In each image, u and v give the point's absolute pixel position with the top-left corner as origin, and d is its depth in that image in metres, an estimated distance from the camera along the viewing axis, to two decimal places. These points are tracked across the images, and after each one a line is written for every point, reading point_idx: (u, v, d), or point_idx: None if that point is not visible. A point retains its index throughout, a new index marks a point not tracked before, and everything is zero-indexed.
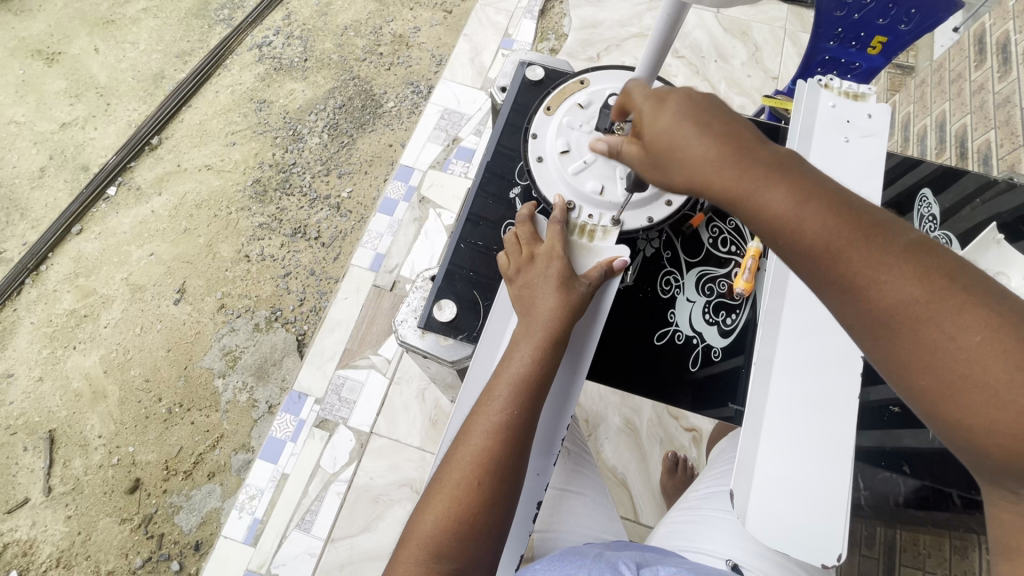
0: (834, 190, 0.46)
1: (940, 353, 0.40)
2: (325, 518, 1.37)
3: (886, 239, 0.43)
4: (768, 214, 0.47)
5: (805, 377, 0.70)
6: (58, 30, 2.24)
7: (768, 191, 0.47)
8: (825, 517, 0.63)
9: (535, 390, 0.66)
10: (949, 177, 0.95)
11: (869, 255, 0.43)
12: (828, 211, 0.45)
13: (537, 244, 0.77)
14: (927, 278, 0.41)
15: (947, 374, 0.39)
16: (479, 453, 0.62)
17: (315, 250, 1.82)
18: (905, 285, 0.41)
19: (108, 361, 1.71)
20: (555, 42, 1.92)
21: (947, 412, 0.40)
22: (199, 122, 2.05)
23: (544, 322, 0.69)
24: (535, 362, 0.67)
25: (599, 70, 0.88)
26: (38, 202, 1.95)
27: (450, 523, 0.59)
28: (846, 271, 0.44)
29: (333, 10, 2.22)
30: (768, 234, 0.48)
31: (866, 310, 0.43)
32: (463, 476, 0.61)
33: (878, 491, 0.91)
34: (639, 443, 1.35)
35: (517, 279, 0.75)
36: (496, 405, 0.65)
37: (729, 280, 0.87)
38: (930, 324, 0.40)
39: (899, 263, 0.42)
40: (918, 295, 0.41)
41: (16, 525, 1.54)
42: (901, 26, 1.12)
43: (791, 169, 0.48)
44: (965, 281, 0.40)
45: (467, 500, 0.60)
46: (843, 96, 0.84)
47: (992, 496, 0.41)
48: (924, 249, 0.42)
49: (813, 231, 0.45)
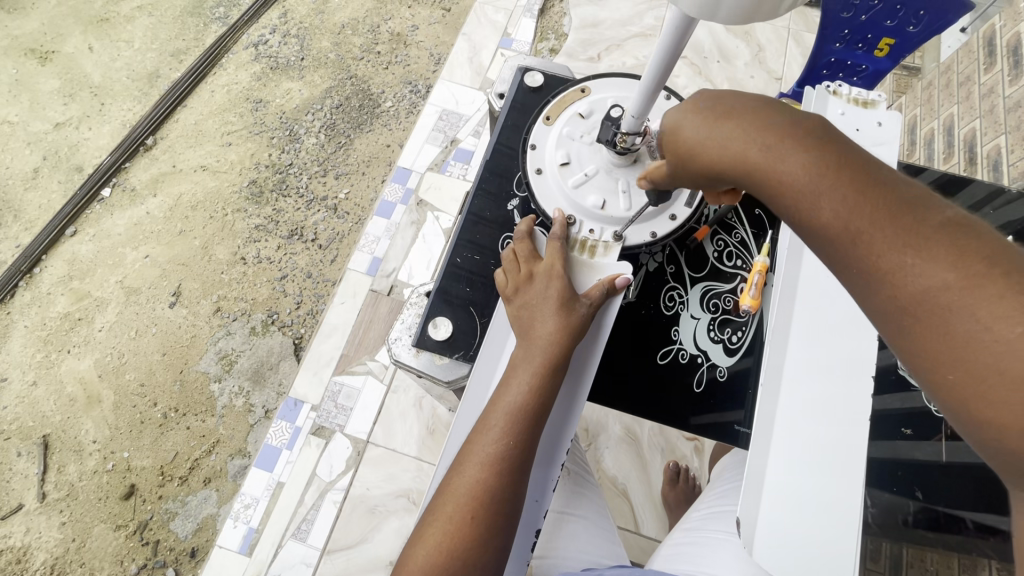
0: (867, 168, 0.44)
1: (972, 345, 0.36)
2: (321, 528, 1.34)
3: (919, 220, 0.40)
4: (791, 192, 0.46)
5: (814, 400, 0.67)
6: (52, 28, 2.21)
7: (786, 173, 0.46)
8: (835, 550, 0.61)
9: (532, 418, 0.64)
10: (954, 184, 0.93)
11: (892, 236, 0.41)
12: (853, 189, 0.43)
13: (536, 261, 0.75)
14: (962, 262, 0.37)
15: (976, 370, 0.36)
16: (474, 485, 0.60)
17: (312, 253, 1.79)
18: (933, 269, 0.38)
19: (103, 365, 1.69)
20: (556, 41, 1.89)
21: (978, 411, 0.36)
22: (195, 122, 2.02)
23: (543, 346, 0.67)
24: (533, 389, 0.65)
25: (600, 78, 0.85)
26: (32, 203, 1.92)
27: (442, 558, 0.57)
28: (870, 253, 0.42)
29: (330, 8, 2.18)
30: (792, 213, 0.47)
31: (890, 296, 0.40)
32: (457, 509, 0.59)
33: (888, 506, 0.86)
34: (640, 453, 1.32)
35: (515, 299, 0.72)
36: (492, 435, 0.63)
37: (735, 296, 0.85)
38: (958, 311, 0.37)
39: (930, 245, 0.39)
40: (949, 281, 0.37)
41: (10, 531, 1.52)
42: (909, 28, 1.09)
43: (823, 143, 0.46)
44: (1006, 262, 0.36)
45: (460, 535, 0.58)
46: (852, 103, 0.81)
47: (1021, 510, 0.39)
48: (962, 232, 0.39)
49: (833, 209, 0.44)
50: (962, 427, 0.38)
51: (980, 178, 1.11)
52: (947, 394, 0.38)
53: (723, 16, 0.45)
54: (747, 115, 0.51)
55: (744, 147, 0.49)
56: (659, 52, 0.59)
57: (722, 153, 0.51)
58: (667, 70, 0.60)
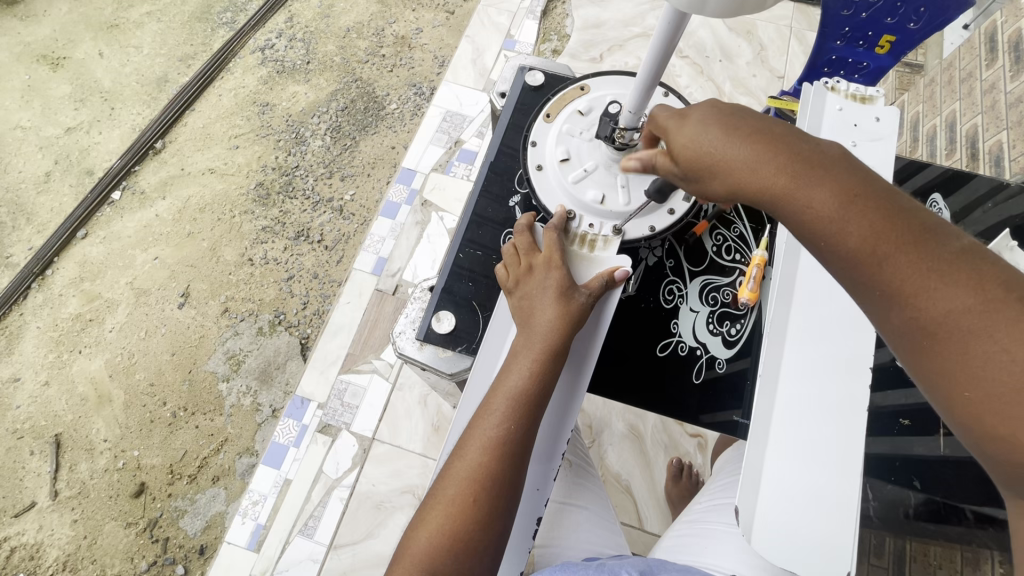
0: (886, 190, 0.47)
1: (993, 368, 0.40)
2: (327, 524, 1.36)
3: (938, 245, 0.44)
4: (814, 214, 0.48)
5: (814, 388, 0.68)
6: (64, 34, 2.25)
7: (813, 192, 0.48)
8: (833, 535, 0.61)
9: (534, 404, 0.65)
10: (957, 180, 0.93)
11: (915, 263, 0.44)
12: (876, 214, 0.46)
13: (535, 253, 0.76)
14: (980, 289, 0.42)
15: (993, 390, 0.40)
16: (476, 469, 0.61)
17: (318, 253, 1.81)
18: (955, 294, 0.42)
19: (114, 365, 1.71)
20: (558, 43, 1.91)
21: (995, 428, 0.41)
22: (203, 126, 2.05)
23: (544, 334, 0.68)
24: (534, 375, 0.66)
25: (600, 76, 0.87)
26: (44, 207, 1.96)
27: (447, 541, 0.58)
28: (893, 275, 0.45)
29: (336, 12, 2.21)
30: (813, 236, 0.49)
31: (911, 317, 0.44)
32: (458, 492, 0.61)
33: (889, 501, 0.89)
34: (644, 450, 1.33)
35: (515, 290, 0.74)
36: (493, 419, 0.64)
37: (734, 289, 0.86)
38: (981, 336, 0.41)
39: (951, 271, 0.43)
40: (969, 304, 0.42)
41: (22, 529, 1.55)
42: (910, 25, 1.10)
43: (842, 168, 0.48)
44: (1020, 294, 0.41)
45: (462, 517, 0.59)
46: (850, 99, 0.82)
47: (1017, 508, 0.44)
48: (977, 258, 0.43)
49: (858, 232, 0.46)
50: (972, 437, 0.43)
51: (982, 173, 1.11)
52: (961, 408, 0.42)
53: (712, 10, 0.46)
54: (764, 130, 0.51)
55: (766, 165, 0.50)
56: (654, 48, 0.60)
57: (738, 173, 0.51)
58: (662, 65, 0.61)
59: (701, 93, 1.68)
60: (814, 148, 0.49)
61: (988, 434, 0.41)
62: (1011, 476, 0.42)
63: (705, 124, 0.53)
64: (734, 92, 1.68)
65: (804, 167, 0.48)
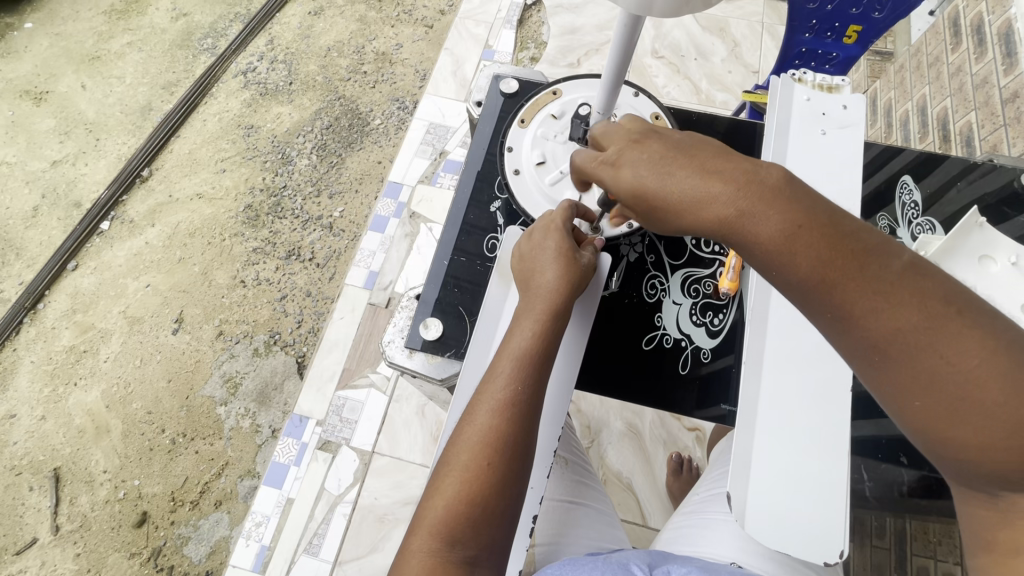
0: (830, 213, 0.49)
1: (940, 379, 0.43)
2: (332, 540, 1.36)
3: (882, 265, 0.46)
4: (761, 245, 0.49)
5: (796, 367, 0.69)
6: (46, 69, 2.27)
7: (760, 222, 0.49)
8: (821, 508, 0.62)
9: (538, 363, 0.65)
10: (929, 163, 0.94)
11: (864, 286, 0.46)
12: (822, 241, 0.47)
13: (543, 218, 0.76)
14: (925, 303, 0.44)
15: (942, 399, 0.43)
16: (488, 432, 0.60)
17: (310, 271, 1.82)
18: (904, 311, 0.45)
19: (110, 396, 1.71)
20: (536, 50, 1.94)
21: (948, 433, 0.43)
22: (189, 152, 2.06)
23: (546, 294, 0.69)
24: (537, 336, 0.66)
25: (571, 80, 0.88)
26: (33, 240, 1.96)
27: (464, 507, 0.57)
28: (844, 297, 0.47)
29: (316, 32, 2.23)
30: (762, 262, 0.50)
31: (864, 336, 0.46)
32: (472, 457, 0.59)
33: (887, 481, 0.87)
34: (643, 446, 1.34)
35: (521, 252, 0.75)
36: (501, 381, 0.63)
37: (715, 280, 0.88)
38: (930, 350, 0.44)
39: (898, 289, 0.45)
40: (916, 321, 0.44)
41: (25, 566, 1.53)
42: (874, 14, 1.12)
43: (791, 199, 0.49)
44: (958, 305, 0.44)
45: (479, 481, 0.58)
46: (817, 89, 0.84)
47: (969, 501, 0.46)
48: (919, 275, 0.46)
49: (809, 260, 0.47)
50: (925, 439, 0.46)
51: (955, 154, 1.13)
52: (913, 415, 0.45)
53: (659, 9, 0.47)
54: (706, 163, 0.52)
55: (710, 199, 0.50)
56: (615, 52, 0.62)
57: (686, 213, 0.52)
58: (624, 65, 0.63)
59: (678, 92, 1.71)
60: (752, 173, 0.50)
61: (942, 438, 0.44)
62: (964, 476, 0.45)
63: (642, 175, 0.54)
64: (711, 89, 1.71)
65: (749, 199, 0.49)
